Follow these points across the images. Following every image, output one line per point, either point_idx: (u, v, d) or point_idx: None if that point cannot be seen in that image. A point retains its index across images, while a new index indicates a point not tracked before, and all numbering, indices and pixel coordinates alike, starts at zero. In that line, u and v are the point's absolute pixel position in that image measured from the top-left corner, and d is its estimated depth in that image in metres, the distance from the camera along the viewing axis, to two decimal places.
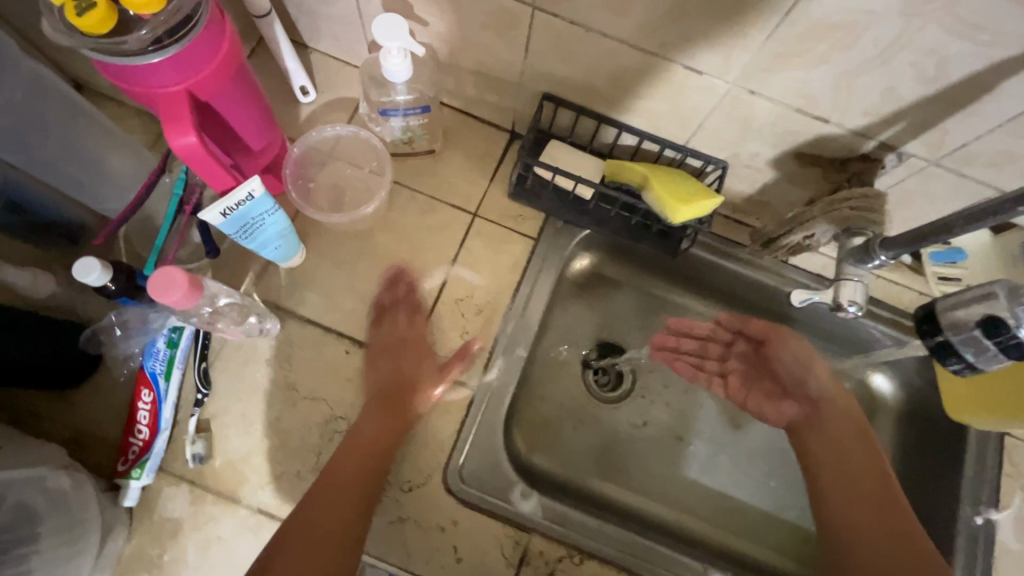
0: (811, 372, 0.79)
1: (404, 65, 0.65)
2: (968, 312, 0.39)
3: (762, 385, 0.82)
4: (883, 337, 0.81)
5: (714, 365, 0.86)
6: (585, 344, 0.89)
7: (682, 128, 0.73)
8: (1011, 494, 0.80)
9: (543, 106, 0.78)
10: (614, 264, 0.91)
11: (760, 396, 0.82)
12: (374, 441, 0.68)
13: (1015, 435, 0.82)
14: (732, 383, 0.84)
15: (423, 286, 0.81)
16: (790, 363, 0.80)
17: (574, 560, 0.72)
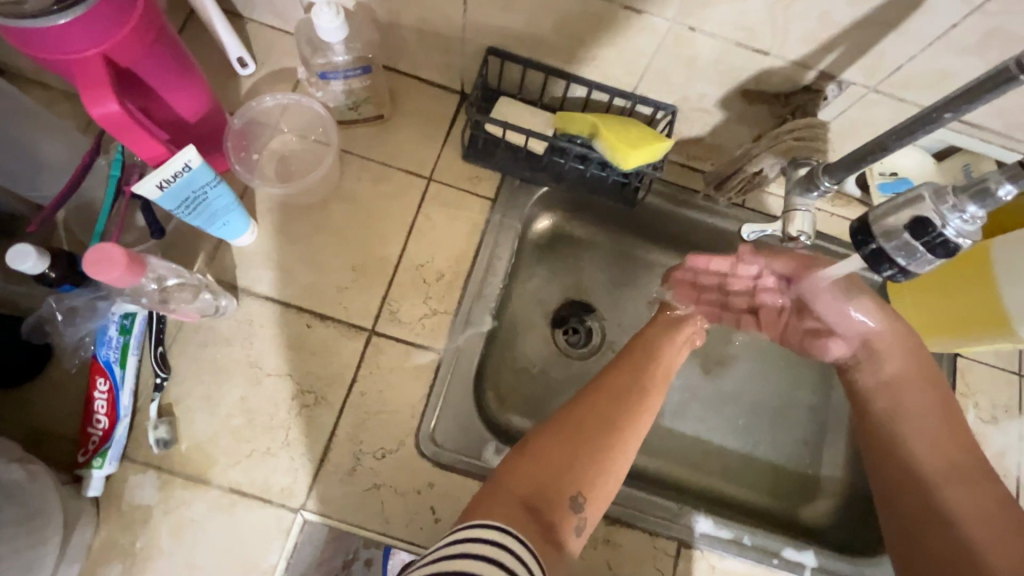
0: (852, 309, 0.64)
1: (336, 20, 0.64)
2: (901, 216, 0.39)
3: (811, 326, 0.69)
4: None
5: (743, 301, 0.73)
6: (552, 304, 0.89)
7: (629, 74, 0.72)
8: (965, 412, 0.83)
9: (489, 62, 0.77)
10: (576, 222, 0.91)
11: (809, 334, 0.69)
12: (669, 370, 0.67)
13: (966, 356, 0.85)
14: (768, 320, 0.72)
15: (383, 254, 0.79)
16: (832, 300, 0.65)
17: None
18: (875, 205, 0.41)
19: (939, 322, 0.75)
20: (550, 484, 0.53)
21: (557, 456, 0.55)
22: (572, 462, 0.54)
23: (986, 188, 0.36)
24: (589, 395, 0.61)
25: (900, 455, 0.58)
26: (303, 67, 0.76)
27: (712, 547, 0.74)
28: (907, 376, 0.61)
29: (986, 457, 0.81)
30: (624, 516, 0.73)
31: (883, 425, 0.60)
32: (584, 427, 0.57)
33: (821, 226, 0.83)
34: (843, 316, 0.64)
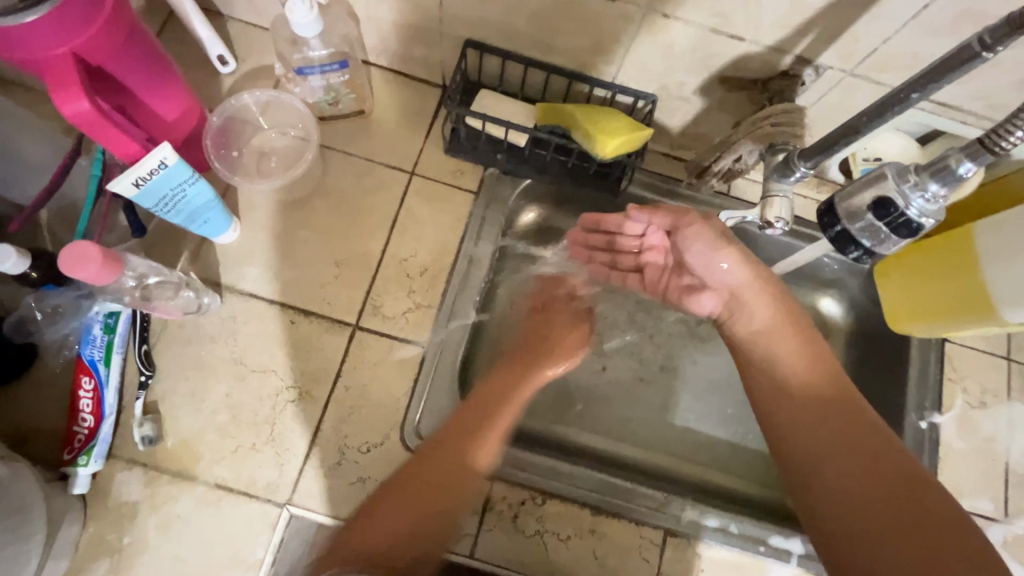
0: (720, 261, 0.72)
1: (311, 12, 0.64)
2: (865, 199, 0.41)
3: (686, 278, 0.79)
4: None
5: (629, 260, 0.83)
6: None
7: (608, 63, 0.72)
8: (953, 397, 0.83)
9: (468, 54, 0.77)
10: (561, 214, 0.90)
11: (684, 289, 0.80)
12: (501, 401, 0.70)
13: (954, 341, 0.85)
14: (652, 276, 0.82)
15: (366, 249, 0.80)
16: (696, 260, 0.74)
17: (536, 501, 0.73)
18: (841, 188, 0.44)
19: (918, 311, 0.75)
20: (431, 507, 0.61)
21: (432, 489, 0.62)
22: (431, 494, 0.62)
23: (945, 173, 0.38)
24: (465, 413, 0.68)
25: (791, 403, 0.64)
26: (281, 64, 0.76)
27: (700, 536, 0.74)
28: (776, 326, 0.69)
29: (975, 442, 0.81)
30: (611, 506, 0.73)
31: (769, 378, 0.67)
32: (453, 456, 0.64)
33: (805, 214, 0.82)
34: (710, 270, 0.74)
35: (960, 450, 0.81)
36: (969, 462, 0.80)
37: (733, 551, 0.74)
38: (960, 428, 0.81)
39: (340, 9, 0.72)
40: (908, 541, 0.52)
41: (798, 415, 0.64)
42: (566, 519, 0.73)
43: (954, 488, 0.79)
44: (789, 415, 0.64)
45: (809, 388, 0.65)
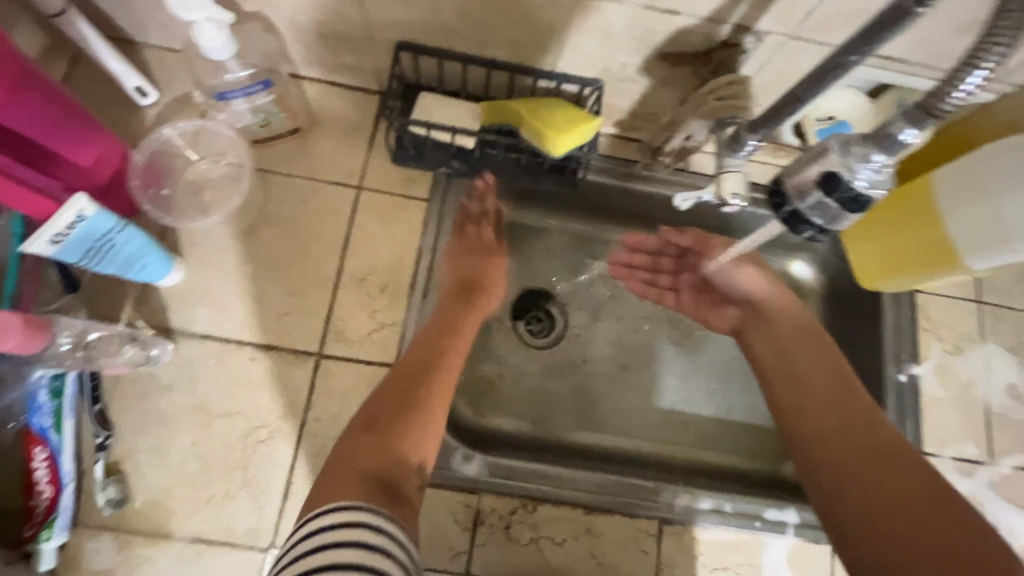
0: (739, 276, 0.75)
1: (222, 33, 0.60)
2: (817, 171, 0.41)
3: (721, 301, 0.78)
4: None
5: (669, 280, 0.82)
6: (509, 297, 0.87)
7: (545, 52, 0.69)
8: (929, 346, 0.83)
9: (401, 58, 0.73)
10: (523, 210, 0.88)
11: (716, 310, 0.78)
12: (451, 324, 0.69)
13: (925, 290, 0.85)
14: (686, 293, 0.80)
15: (321, 272, 0.76)
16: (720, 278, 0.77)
17: (528, 508, 0.71)
18: (787, 165, 0.44)
19: (887, 265, 0.75)
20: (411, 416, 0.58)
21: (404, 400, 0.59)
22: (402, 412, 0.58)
23: (894, 139, 0.39)
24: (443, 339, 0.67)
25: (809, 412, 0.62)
26: (201, 90, 0.71)
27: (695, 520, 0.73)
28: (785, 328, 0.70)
29: (955, 387, 0.81)
30: (602, 503, 0.72)
31: (790, 391, 0.65)
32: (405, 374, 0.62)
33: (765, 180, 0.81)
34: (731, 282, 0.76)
35: (942, 398, 0.81)
36: (951, 408, 0.81)
37: (729, 530, 0.73)
38: (938, 375, 0.82)
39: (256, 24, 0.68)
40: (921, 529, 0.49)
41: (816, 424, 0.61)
42: (559, 523, 0.71)
43: (938, 435, 0.80)
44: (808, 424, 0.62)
45: (824, 392, 0.63)
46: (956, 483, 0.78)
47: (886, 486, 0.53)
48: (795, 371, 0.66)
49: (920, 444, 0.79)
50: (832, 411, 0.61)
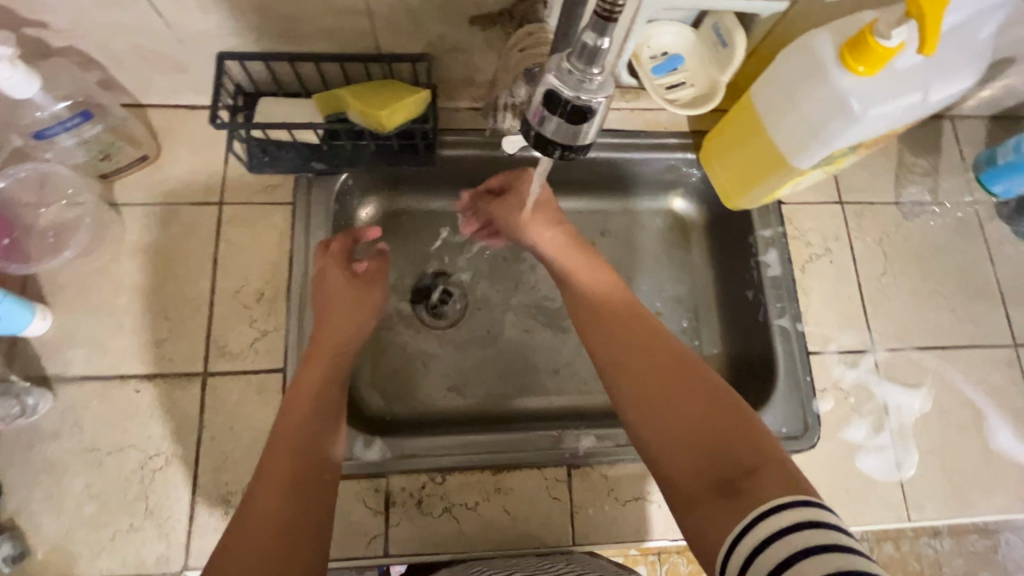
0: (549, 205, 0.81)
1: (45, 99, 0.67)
2: (540, 93, 0.47)
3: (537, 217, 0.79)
4: (630, 160, 0.91)
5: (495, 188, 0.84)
6: (410, 282, 0.91)
7: (362, 39, 0.72)
8: (799, 251, 0.87)
9: (230, 68, 0.74)
10: (404, 198, 0.92)
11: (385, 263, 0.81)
12: (315, 387, 0.67)
13: (790, 200, 0.89)
14: (335, 278, 0.75)
15: (194, 293, 0.76)
16: (542, 224, 0.78)
17: (436, 480, 0.73)
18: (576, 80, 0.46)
19: (743, 184, 0.79)
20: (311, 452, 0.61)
21: (300, 470, 0.60)
22: (319, 436, 0.63)
23: (601, 48, 0.44)
24: (297, 382, 0.67)
25: (644, 371, 0.62)
26: (17, 132, 0.71)
27: (604, 460, 0.75)
28: (628, 316, 0.68)
29: (829, 284, 0.86)
30: (509, 461, 0.73)
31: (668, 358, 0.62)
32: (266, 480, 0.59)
33: (609, 124, 0.89)
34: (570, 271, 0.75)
35: (818, 296, 0.85)
36: (827, 305, 0.85)
37: (633, 462, 0.75)
38: (811, 277, 0.86)
39: (77, 58, 0.70)
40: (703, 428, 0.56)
41: (642, 393, 0.60)
42: (469, 488, 0.73)
43: (821, 335, 0.84)
44: (650, 413, 0.59)
45: (666, 381, 0.60)
46: (842, 375, 0.82)
47: (705, 423, 0.56)
48: (614, 355, 0.65)
49: (805, 345, 0.83)
50: (694, 402, 0.58)
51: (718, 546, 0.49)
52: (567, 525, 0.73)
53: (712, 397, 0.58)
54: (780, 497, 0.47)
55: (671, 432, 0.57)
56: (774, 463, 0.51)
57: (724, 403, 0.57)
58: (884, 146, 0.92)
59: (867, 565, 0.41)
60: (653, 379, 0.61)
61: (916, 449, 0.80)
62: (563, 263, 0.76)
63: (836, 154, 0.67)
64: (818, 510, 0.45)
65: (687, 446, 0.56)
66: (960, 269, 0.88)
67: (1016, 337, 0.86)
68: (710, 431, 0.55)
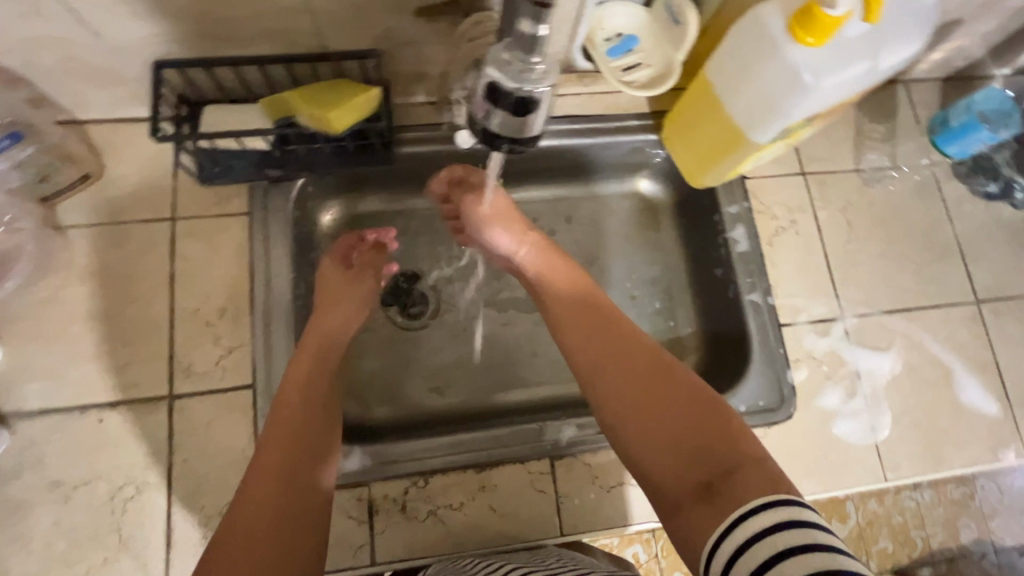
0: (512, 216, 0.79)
1: None
2: (483, 84, 0.47)
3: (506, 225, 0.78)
4: (592, 146, 0.90)
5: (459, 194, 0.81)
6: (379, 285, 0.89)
7: (306, 38, 0.69)
8: (766, 225, 0.88)
9: (169, 76, 0.71)
10: (365, 198, 0.89)
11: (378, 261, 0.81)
12: (302, 403, 0.65)
13: (754, 175, 0.89)
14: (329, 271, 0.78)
15: (152, 314, 0.74)
16: (514, 235, 0.77)
17: (419, 484, 0.72)
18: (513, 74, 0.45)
19: (705, 162, 0.79)
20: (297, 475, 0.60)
21: (287, 490, 0.59)
22: (306, 458, 0.61)
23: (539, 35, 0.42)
24: (281, 401, 0.64)
25: (624, 376, 0.61)
26: None
27: (587, 449, 0.75)
28: (607, 318, 0.67)
29: (797, 256, 0.87)
30: (491, 458, 0.73)
31: (648, 361, 0.62)
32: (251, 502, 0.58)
33: (569, 109, 0.88)
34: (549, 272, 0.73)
35: (786, 269, 0.86)
36: (796, 276, 0.86)
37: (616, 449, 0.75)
38: (778, 250, 0.87)
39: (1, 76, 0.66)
40: (684, 431, 0.56)
41: (622, 399, 0.60)
42: (453, 489, 0.72)
43: (792, 306, 0.85)
44: (630, 418, 0.59)
45: (646, 385, 0.60)
46: (814, 344, 0.83)
47: (686, 427, 0.56)
48: (593, 359, 0.64)
49: (776, 317, 0.84)
50: (674, 406, 0.58)
51: (700, 547, 0.49)
52: (554, 517, 0.73)
53: (692, 400, 0.58)
54: (762, 498, 0.47)
55: (651, 436, 0.57)
56: (756, 463, 0.52)
57: (704, 405, 0.57)
58: (843, 115, 0.93)
59: (852, 563, 0.42)
60: (633, 383, 0.61)
61: (889, 410, 0.82)
62: (541, 270, 0.74)
63: (795, 125, 0.67)
64: (798, 509, 0.46)
65: (668, 450, 0.56)
66: (921, 231, 0.90)
67: (978, 294, 0.88)
68: (691, 435, 0.56)
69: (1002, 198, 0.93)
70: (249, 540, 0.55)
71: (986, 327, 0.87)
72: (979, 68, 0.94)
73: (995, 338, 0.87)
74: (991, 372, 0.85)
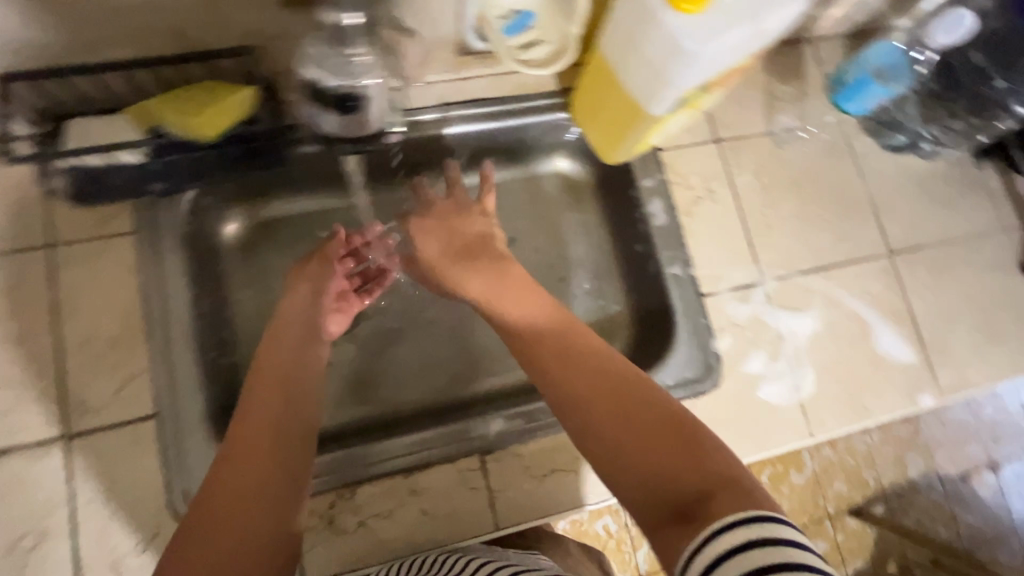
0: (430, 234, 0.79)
1: None
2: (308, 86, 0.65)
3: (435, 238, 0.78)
4: (503, 131, 0.88)
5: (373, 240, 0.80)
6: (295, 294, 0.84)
7: (167, 38, 0.64)
8: (682, 196, 0.87)
9: (19, 90, 0.65)
10: (270, 204, 0.85)
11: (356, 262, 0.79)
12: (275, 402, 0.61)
13: (668, 146, 0.88)
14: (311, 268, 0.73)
15: (38, 349, 0.69)
16: (465, 266, 0.74)
17: (344, 496, 0.70)
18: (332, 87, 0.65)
19: (612, 138, 0.78)
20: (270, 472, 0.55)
21: (255, 484, 0.53)
22: (284, 459, 0.57)
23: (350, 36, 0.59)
24: (256, 391, 0.61)
25: (588, 386, 0.54)
26: None
27: (516, 441, 0.74)
28: (572, 333, 0.61)
29: (714, 224, 0.87)
30: (417, 461, 0.71)
31: (614, 371, 0.55)
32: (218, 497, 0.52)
33: (474, 93, 0.85)
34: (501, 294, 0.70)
35: (705, 239, 0.86)
36: (715, 245, 0.86)
37: (545, 437, 0.74)
38: (696, 220, 0.87)
39: None
40: (654, 446, 0.48)
41: (586, 413, 0.52)
42: (381, 497, 0.70)
43: (712, 276, 0.85)
44: (595, 431, 0.51)
45: (611, 396, 0.52)
46: (736, 312, 0.84)
47: (657, 441, 0.48)
48: (558, 367, 0.57)
49: (697, 288, 0.84)
50: (644, 417, 0.50)
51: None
52: (487, 513, 0.72)
53: (663, 411, 0.50)
54: (737, 516, 0.40)
55: (621, 452, 0.49)
56: (735, 481, 0.44)
57: (676, 418, 0.50)
58: (752, 78, 0.92)
59: None
60: (599, 394, 0.53)
61: (811, 369, 0.84)
62: (493, 292, 0.70)
63: (690, 95, 0.66)
64: (774, 528, 0.38)
65: (639, 469, 0.48)
66: (833, 189, 0.91)
67: (890, 246, 0.90)
68: (664, 450, 0.48)
69: (909, 150, 0.94)
70: (220, 524, 0.50)
71: (899, 278, 0.89)
72: (881, 20, 0.94)
73: (908, 287, 0.89)
74: (906, 321, 0.88)
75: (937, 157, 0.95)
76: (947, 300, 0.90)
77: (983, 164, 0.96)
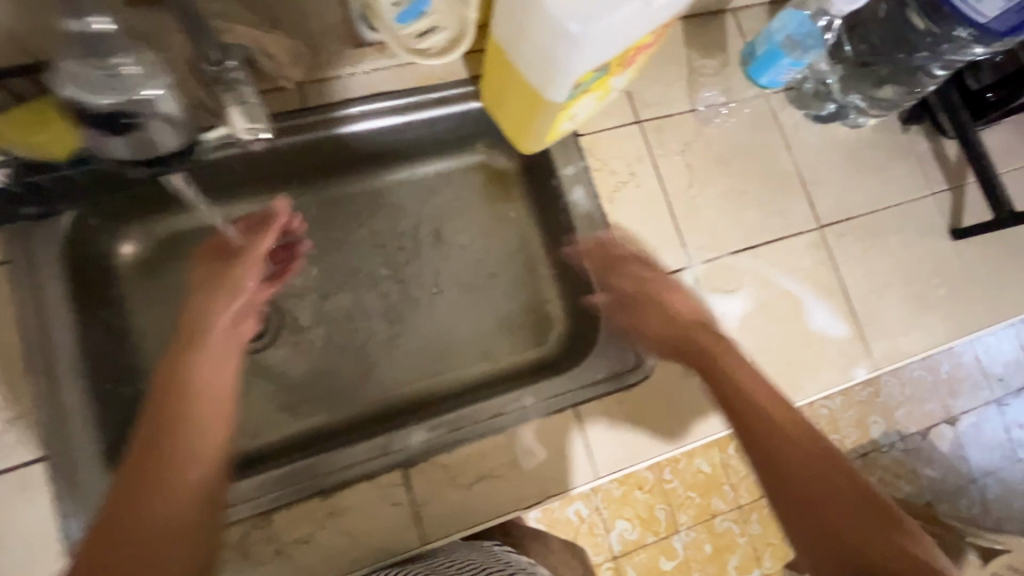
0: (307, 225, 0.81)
1: None
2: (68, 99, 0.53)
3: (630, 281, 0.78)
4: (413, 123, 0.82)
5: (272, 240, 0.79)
6: None
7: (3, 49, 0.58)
8: (605, 182, 0.84)
9: None
10: (173, 219, 0.81)
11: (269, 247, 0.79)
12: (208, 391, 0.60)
13: (587, 130, 0.84)
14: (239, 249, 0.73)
15: None
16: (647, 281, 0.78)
17: (257, 525, 0.66)
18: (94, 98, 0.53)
19: (522, 125, 0.73)
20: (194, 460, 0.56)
21: (179, 472, 0.55)
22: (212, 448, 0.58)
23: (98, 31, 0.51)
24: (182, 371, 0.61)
25: (759, 423, 0.62)
26: None
27: (440, 451, 0.71)
28: (752, 347, 0.69)
29: (639, 210, 0.84)
30: (333, 482, 0.68)
31: (790, 408, 0.64)
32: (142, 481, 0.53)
33: (377, 85, 0.79)
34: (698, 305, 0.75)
35: (631, 225, 0.83)
36: (641, 231, 0.83)
37: (469, 445, 0.72)
38: (621, 207, 0.84)
39: None
40: (838, 509, 0.57)
41: (765, 443, 0.62)
42: (298, 523, 0.67)
43: None
44: (771, 472, 0.61)
45: (797, 425, 0.62)
46: None
47: (839, 502, 0.58)
48: (738, 380, 0.66)
49: None
50: (818, 462, 0.60)
51: None
52: (413, 528, 0.69)
53: (832, 457, 0.60)
54: None
55: (802, 486, 0.59)
56: (891, 547, 0.54)
57: (849, 474, 0.59)
58: (672, 53, 0.89)
59: None
60: (782, 423, 0.62)
61: (743, 351, 0.82)
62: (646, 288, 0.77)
63: (589, 78, 0.62)
64: None
65: (819, 527, 0.57)
66: (762, 164, 0.89)
67: (820, 220, 0.89)
68: (853, 492, 0.58)
69: (836, 119, 0.92)
70: (142, 504, 0.52)
71: (830, 252, 0.88)
72: None
73: (839, 260, 0.88)
74: (838, 294, 0.87)
75: (865, 125, 0.93)
76: (879, 271, 0.89)
77: (911, 129, 0.95)
